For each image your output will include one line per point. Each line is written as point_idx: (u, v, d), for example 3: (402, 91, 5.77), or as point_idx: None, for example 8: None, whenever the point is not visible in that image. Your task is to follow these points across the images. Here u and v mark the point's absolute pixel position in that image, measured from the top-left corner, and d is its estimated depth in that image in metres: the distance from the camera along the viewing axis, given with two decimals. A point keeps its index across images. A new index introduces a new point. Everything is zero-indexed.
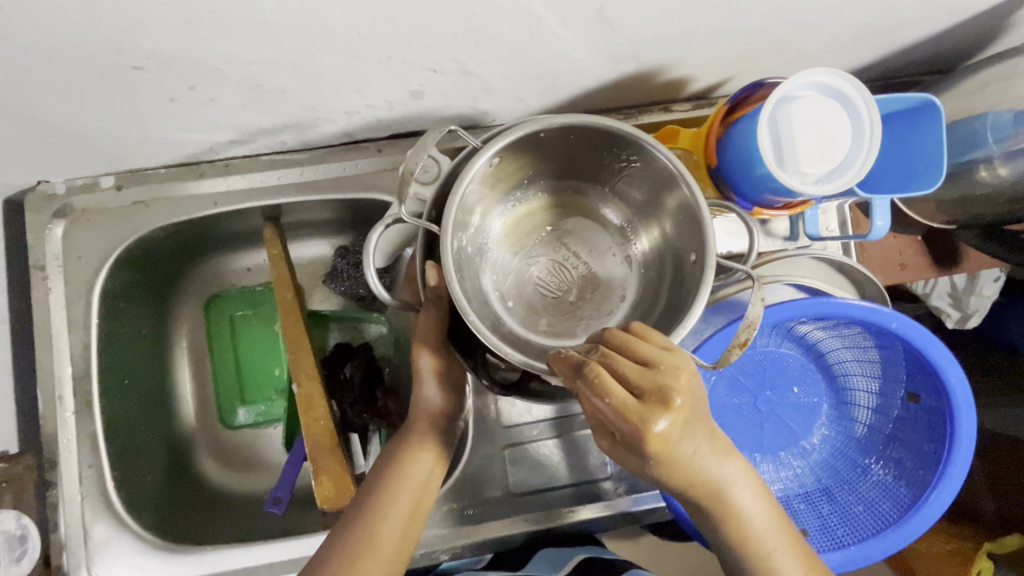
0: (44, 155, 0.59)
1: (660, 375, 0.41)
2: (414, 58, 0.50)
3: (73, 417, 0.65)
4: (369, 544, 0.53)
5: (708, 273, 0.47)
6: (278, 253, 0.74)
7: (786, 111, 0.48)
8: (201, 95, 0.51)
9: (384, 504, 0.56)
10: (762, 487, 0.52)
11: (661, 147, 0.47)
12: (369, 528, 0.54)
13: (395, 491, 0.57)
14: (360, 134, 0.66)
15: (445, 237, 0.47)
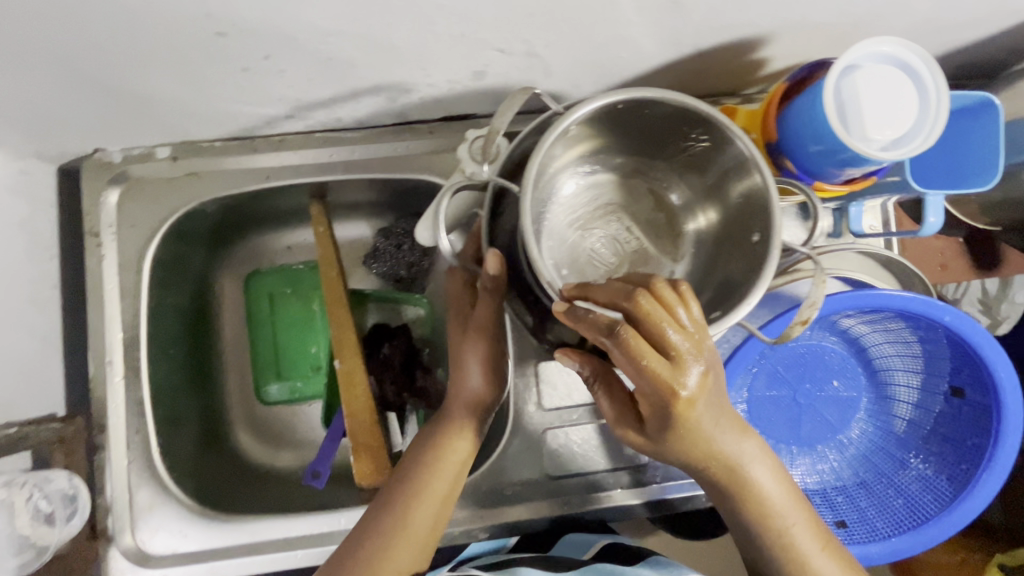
0: (108, 121, 0.60)
1: (694, 340, 0.40)
2: (485, 36, 0.51)
3: (122, 383, 0.66)
4: (404, 519, 0.56)
5: (773, 252, 0.47)
6: (324, 231, 0.75)
7: (851, 78, 0.48)
8: (273, 66, 0.52)
9: (416, 484, 0.58)
10: (776, 462, 0.53)
11: (737, 129, 0.48)
12: (404, 504, 0.57)
13: (428, 471, 0.59)
14: (414, 115, 0.67)
15: (524, 195, 0.48)
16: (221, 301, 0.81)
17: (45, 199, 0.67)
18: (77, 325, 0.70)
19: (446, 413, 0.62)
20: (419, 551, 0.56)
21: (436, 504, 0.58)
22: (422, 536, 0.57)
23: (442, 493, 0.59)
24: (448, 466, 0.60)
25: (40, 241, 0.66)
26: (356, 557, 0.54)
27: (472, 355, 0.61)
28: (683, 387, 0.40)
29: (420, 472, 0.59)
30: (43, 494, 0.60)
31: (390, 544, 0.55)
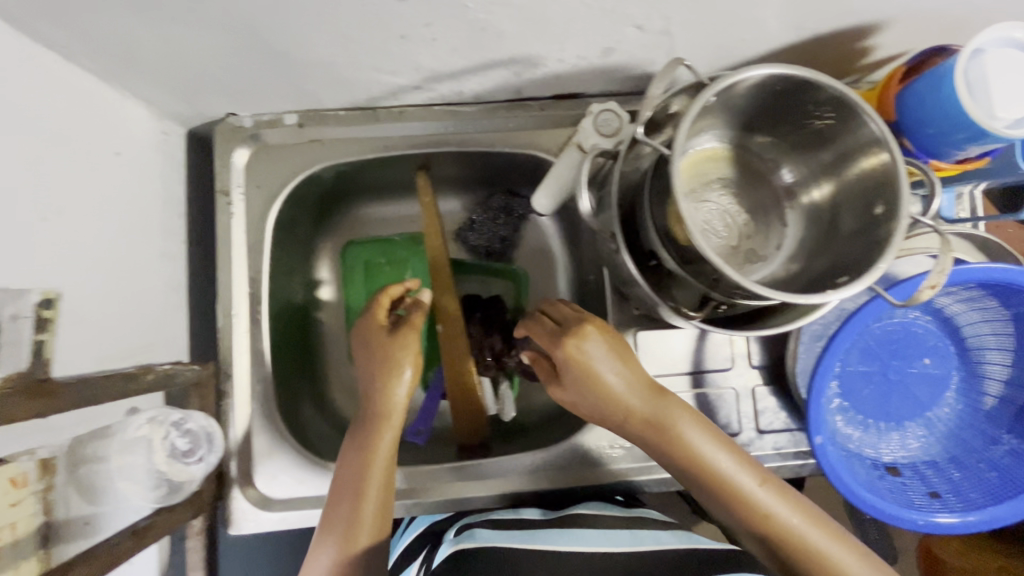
0: (254, 85, 0.64)
1: (568, 320, 0.59)
2: (631, 11, 0.54)
3: (246, 335, 0.70)
4: (354, 504, 0.61)
5: (899, 224, 0.49)
6: (429, 202, 0.78)
7: (979, 60, 0.52)
8: (429, 34, 0.55)
9: (353, 475, 0.62)
10: (711, 430, 0.58)
11: (869, 108, 0.50)
12: (355, 492, 0.61)
13: (364, 460, 0.63)
14: (530, 91, 0.70)
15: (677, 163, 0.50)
16: (320, 267, 0.85)
17: (179, 158, 0.71)
18: (201, 280, 0.74)
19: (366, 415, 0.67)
20: (374, 533, 0.61)
21: (377, 491, 0.62)
22: (375, 519, 0.61)
23: (381, 481, 0.63)
24: (382, 454, 0.64)
25: (175, 198, 0.70)
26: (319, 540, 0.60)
27: (382, 375, 0.67)
28: (608, 364, 0.56)
29: (360, 461, 0.63)
30: (179, 432, 0.62)
31: (347, 529, 0.59)
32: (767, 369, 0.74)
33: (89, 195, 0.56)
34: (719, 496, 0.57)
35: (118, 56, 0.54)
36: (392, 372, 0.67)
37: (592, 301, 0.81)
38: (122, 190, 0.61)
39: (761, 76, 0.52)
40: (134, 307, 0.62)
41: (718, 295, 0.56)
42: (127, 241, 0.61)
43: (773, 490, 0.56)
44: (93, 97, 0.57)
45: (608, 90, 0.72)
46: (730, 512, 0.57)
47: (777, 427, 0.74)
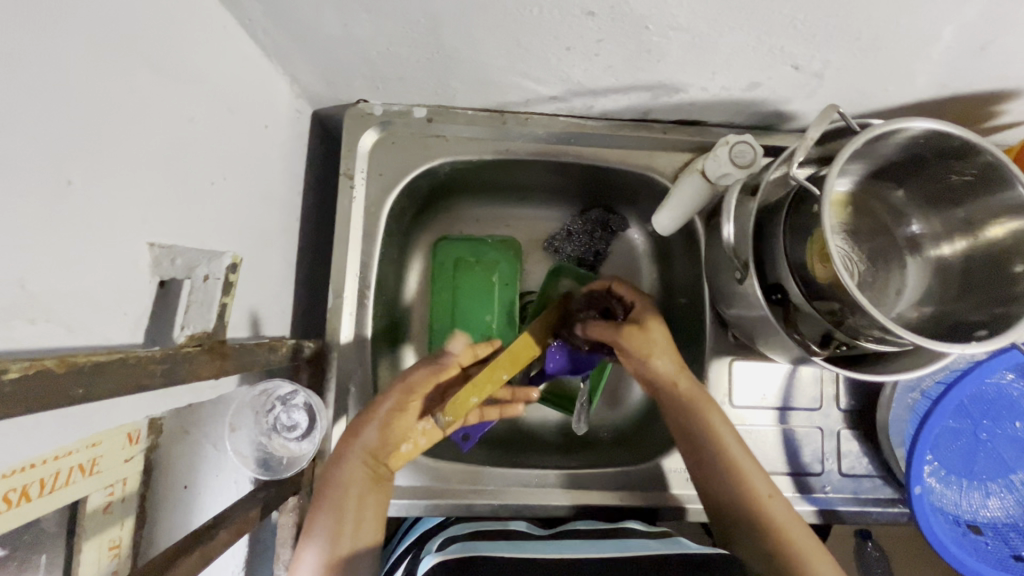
0: (400, 77, 0.65)
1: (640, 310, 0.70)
2: (796, 52, 0.56)
3: (352, 316, 0.71)
4: (337, 500, 0.59)
5: None
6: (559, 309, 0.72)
7: None
8: (596, 49, 0.57)
9: (335, 468, 0.60)
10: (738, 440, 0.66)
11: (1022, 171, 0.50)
12: (336, 496, 0.59)
13: (346, 453, 0.61)
14: (658, 113, 0.72)
15: (826, 207, 0.51)
16: (413, 258, 0.86)
17: (307, 138, 0.72)
18: (308, 258, 0.74)
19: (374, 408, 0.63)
20: (363, 536, 0.58)
21: (358, 485, 0.60)
22: (360, 516, 0.59)
23: (359, 478, 0.60)
24: (362, 451, 0.61)
25: (300, 177, 0.71)
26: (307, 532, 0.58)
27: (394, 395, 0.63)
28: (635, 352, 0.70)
29: (339, 455, 0.61)
30: (285, 408, 0.63)
31: (332, 526, 0.57)
32: (853, 413, 0.75)
33: (244, 163, 0.57)
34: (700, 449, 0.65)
35: (293, 34, 0.56)
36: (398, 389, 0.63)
37: (679, 325, 0.82)
38: (266, 162, 0.62)
39: (915, 129, 0.52)
40: (263, 278, 0.62)
41: (846, 334, 0.57)
42: (265, 212, 0.62)
43: (767, 485, 0.63)
44: (258, 71, 0.58)
45: (729, 122, 0.73)
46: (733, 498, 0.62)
47: (858, 471, 0.74)
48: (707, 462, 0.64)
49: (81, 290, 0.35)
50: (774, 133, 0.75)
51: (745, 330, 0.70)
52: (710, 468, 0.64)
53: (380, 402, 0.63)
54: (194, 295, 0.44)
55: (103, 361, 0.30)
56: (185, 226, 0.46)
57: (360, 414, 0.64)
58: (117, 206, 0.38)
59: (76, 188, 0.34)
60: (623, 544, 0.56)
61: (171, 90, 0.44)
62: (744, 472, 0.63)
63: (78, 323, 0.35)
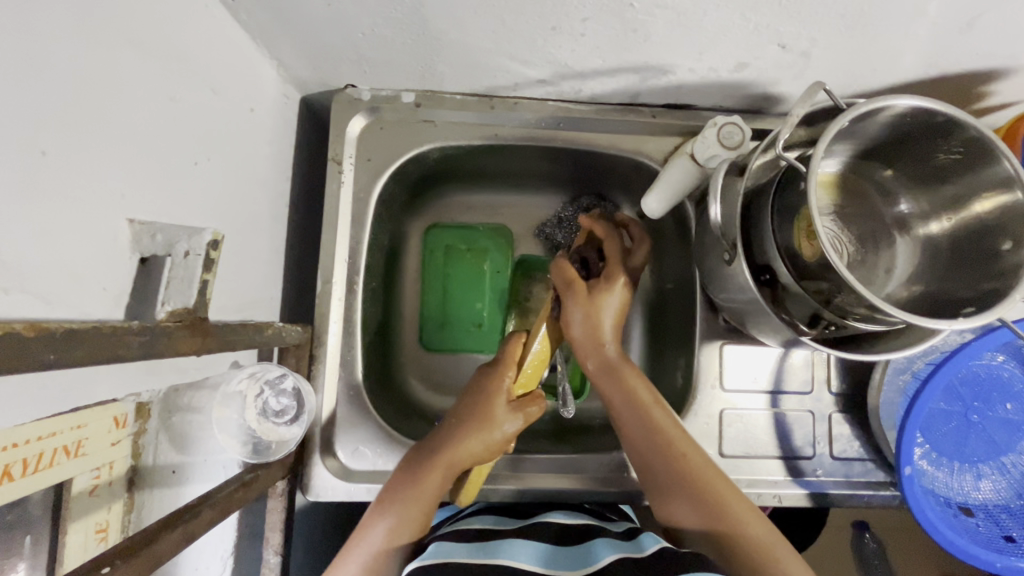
0: (387, 60, 0.65)
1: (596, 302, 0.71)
2: (782, 31, 0.55)
3: (341, 302, 0.70)
4: (414, 496, 0.61)
5: None
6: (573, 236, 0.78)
7: None
8: (581, 29, 0.56)
9: (419, 475, 0.62)
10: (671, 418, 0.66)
11: (1008, 147, 0.50)
12: (407, 501, 0.60)
13: (434, 463, 0.63)
14: (647, 96, 0.72)
15: (812, 186, 0.51)
16: (403, 246, 0.86)
17: (295, 124, 0.72)
18: (298, 245, 0.74)
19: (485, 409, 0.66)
20: (411, 540, 0.59)
21: (430, 500, 0.61)
22: (419, 522, 0.60)
23: (434, 491, 0.62)
24: (449, 469, 0.63)
25: (289, 163, 0.71)
26: (374, 510, 0.60)
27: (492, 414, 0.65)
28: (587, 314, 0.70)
29: (425, 465, 0.63)
30: (272, 391, 0.63)
31: (395, 523, 0.59)
32: (845, 397, 0.75)
33: (229, 146, 0.56)
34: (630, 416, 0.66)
35: (278, 15, 0.55)
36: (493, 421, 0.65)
37: (670, 310, 0.82)
38: (252, 145, 0.61)
39: (901, 107, 0.52)
40: (250, 262, 0.62)
41: (833, 313, 0.57)
42: (252, 197, 0.62)
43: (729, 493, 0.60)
44: (242, 53, 0.58)
45: (719, 105, 0.73)
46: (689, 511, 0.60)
47: (850, 455, 0.74)
48: (662, 475, 0.62)
49: (57, 262, 0.35)
50: (764, 116, 0.75)
51: (733, 312, 0.71)
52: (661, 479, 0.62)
53: (476, 411, 0.66)
54: (177, 270, 0.43)
55: (75, 328, 0.29)
56: (167, 205, 0.46)
57: (450, 427, 0.66)
58: (93, 180, 0.38)
59: (51, 159, 0.34)
60: (595, 552, 0.56)
61: (151, 68, 0.44)
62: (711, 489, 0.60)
63: (55, 296, 0.35)
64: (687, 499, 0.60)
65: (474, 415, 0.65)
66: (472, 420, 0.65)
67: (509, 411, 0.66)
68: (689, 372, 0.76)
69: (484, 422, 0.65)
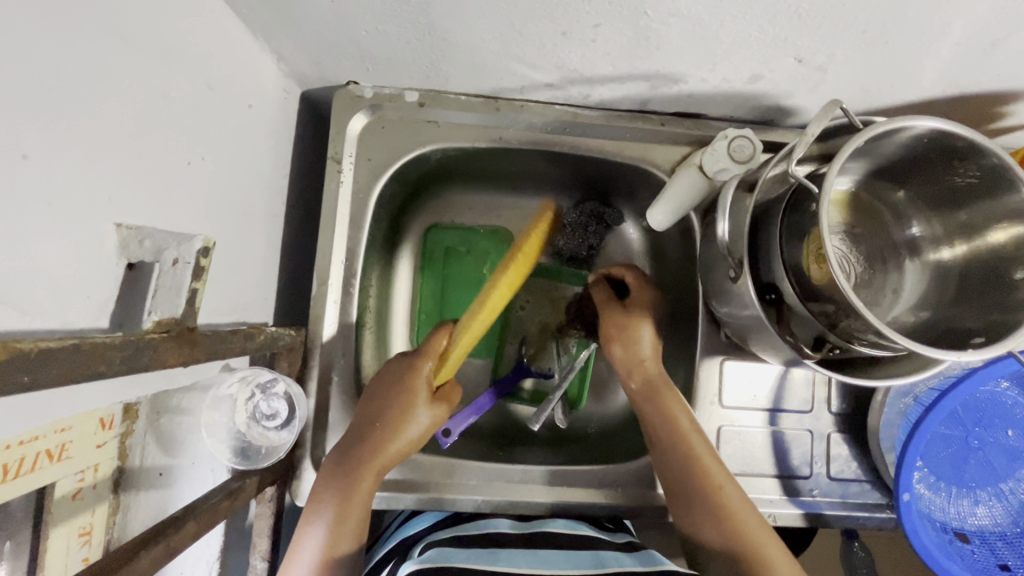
0: (390, 57, 0.63)
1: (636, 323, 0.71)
2: (800, 45, 0.54)
3: (336, 305, 0.69)
4: (348, 489, 0.59)
5: None
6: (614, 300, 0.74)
7: None
8: (593, 35, 0.55)
9: (351, 479, 0.60)
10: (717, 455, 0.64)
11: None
12: (342, 506, 0.59)
13: (364, 465, 0.61)
14: (657, 104, 0.70)
15: (824, 209, 0.50)
16: (402, 246, 0.84)
17: (294, 120, 0.70)
18: (294, 244, 0.73)
19: (400, 394, 0.65)
20: (354, 540, 0.58)
21: (366, 497, 0.60)
22: (359, 523, 0.59)
23: (369, 482, 0.61)
24: (380, 467, 0.62)
25: (286, 160, 0.69)
26: (310, 517, 0.58)
27: (410, 400, 0.65)
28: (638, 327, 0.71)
29: (355, 466, 0.61)
30: (263, 396, 0.61)
31: (333, 530, 0.57)
32: (844, 417, 0.74)
33: (225, 144, 0.55)
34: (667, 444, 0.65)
35: (278, 10, 0.53)
36: (413, 408, 0.65)
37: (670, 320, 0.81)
38: (249, 142, 0.60)
39: (920, 129, 0.50)
40: (245, 262, 0.60)
41: (840, 338, 0.56)
42: (247, 195, 0.60)
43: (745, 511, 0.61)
44: (240, 47, 0.56)
45: (730, 115, 0.71)
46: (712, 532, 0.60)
47: (847, 475, 0.73)
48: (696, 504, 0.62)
49: (37, 269, 0.33)
50: (775, 128, 0.73)
51: (735, 328, 0.70)
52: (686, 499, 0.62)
53: (389, 397, 0.65)
54: (163, 279, 0.40)
55: (52, 347, 0.28)
56: (156, 205, 0.44)
57: (366, 415, 0.64)
58: (78, 183, 0.36)
59: (32, 163, 0.32)
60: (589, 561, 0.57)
61: (143, 64, 0.42)
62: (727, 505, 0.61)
63: (35, 306, 0.33)
64: (708, 523, 0.60)
65: (392, 401, 0.64)
66: (392, 413, 0.64)
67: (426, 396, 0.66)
68: (688, 387, 0.75)
69: (405, 415, 0.64)
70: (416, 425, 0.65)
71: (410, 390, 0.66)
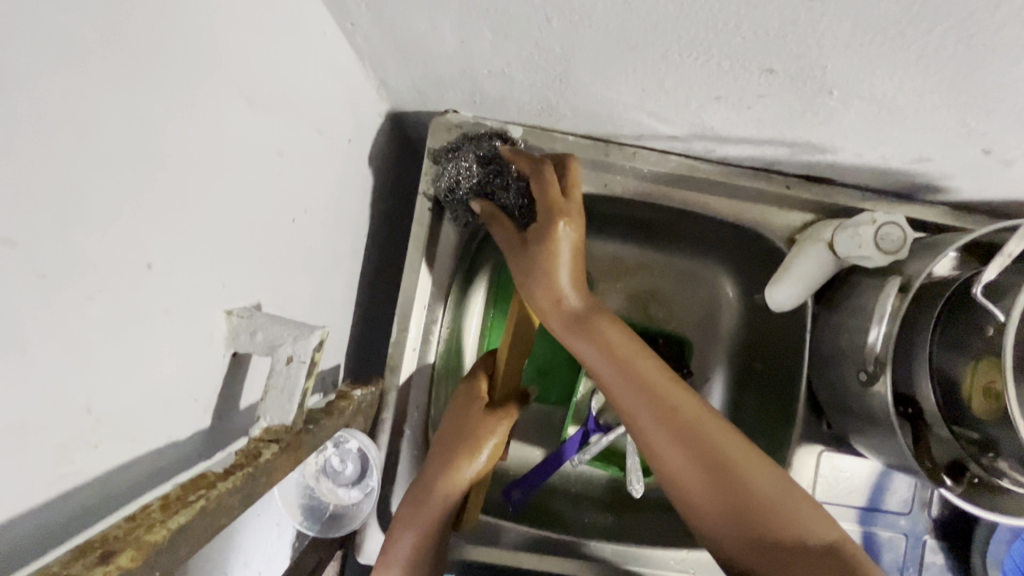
0: (503, 95, 0.56)
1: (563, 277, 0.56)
2: (998, 138, 0.46)
3: (412, 351, 0.64)
4: (421, 527, 0.58)
5: None
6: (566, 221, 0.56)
7: None
8: (752, 103, 0.47)
9: (420, 514, 0.58)
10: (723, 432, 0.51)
11: None
12: (415, 541, 0.57)
13: (433, 499, 0.58)
14: (786, 167, 0.62)
15: (1009, 342, 0.43)
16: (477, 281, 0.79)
17: (383, 147, 0.64)
18: (371, 280, 0.68)
19: (466, 425, 0.61)
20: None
21: (438, 536, 0.58)
22: (433, 560, 0.58)
23: (441, 524, 0.58)
24: (449, 499, 0.59)
25: (372, 191, 0.63)
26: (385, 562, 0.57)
27: (479, 429, 0.61)
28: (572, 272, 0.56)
29: (426, 505, 0.58)
30: (336, 451, 0.57)
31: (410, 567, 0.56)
32: (943, 523, 0.68)
33: (324, 190, 0.49)
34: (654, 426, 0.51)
35: (397, 44, 0.47)
36: (478, 447, 0.60)
37: (756, 392, 0.75)
38: (345, 181, 0.54)
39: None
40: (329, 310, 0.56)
41: (983, 468, 0.50)
42: (338, 238, 0.55)
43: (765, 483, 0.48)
44: (347, 78, 0.50)
45: (864, 185, 0.64)
46: (723, 520, 0.48)
47: None
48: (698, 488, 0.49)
49: (153, 389, 0.29)
50: (912, 203, 0.65)
51: (842, 424, 0.64)
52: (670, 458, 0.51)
53: (455, 428, 0.62)
54: (274, 380, 0.35)
55: (181, 524, 0.24)
56: (263, 278, 0.39)
57: (437, 451, 0.61)
58: (198, 277, 0.31)
59: (156, 272, 0.27)
60: None
61: (263, 122, 0.36)
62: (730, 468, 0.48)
63: (147, 430, 0.29)
64: (723, 507, 0.48)
65: (457, 438, 0.61)
66: (456, 444, 0.61)
67: (490, 422, 0.61)
68: None
69: (471, 444, 0.60)
70: (480, 455, 0.60)
71: (472, 413, 0.62)
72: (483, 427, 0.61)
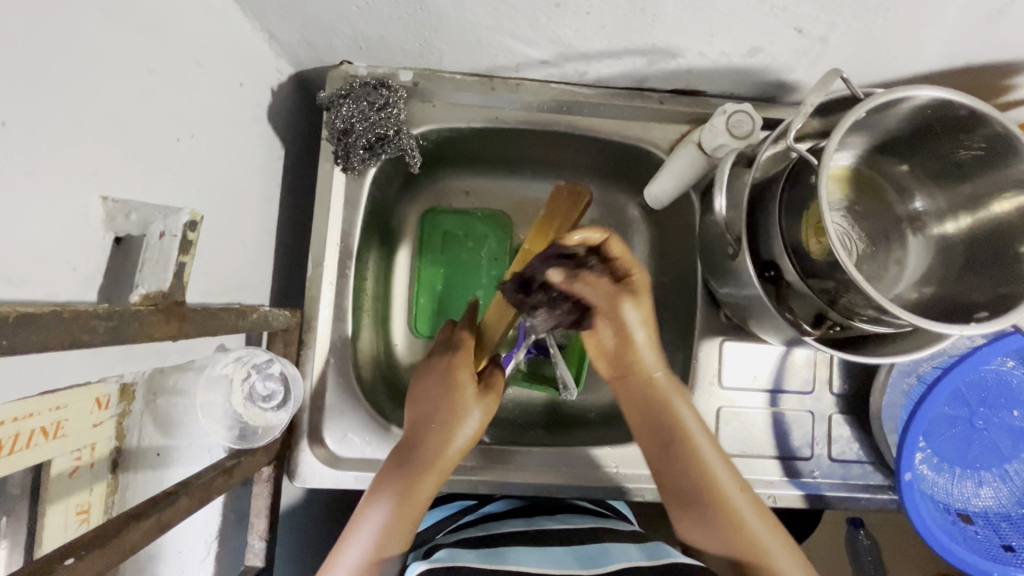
0: (382, 35, 0.62)
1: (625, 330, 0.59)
2: (801, 13, 0.52)
3: (331, 285, 0.69)
4: (412, 488, 0.57)
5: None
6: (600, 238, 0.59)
7: None
8: (586, 7, 0.53)
9: (409, 480, 0.57)
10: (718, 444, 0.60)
11: None
12: (399, 510, 0.56)
13: (423, 466, 0.58)
14: (654, 81, 0.69)
15: (822, 187, 0.48)
16: (402, 230, 0.84)
17: (287, 102, 0.70)
18: (288, 228, 0.73)
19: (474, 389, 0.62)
20: (403, 540, 0.56)
21: (422, 503, 0.58)
22: (410, 526, 0.57)
23: (429, 487, 0.58)
24: (443, 465, 0.59)
25: (280, 143, 0.69)
26: (365, 510, 0.56)
27: (483, 395, 0.62)
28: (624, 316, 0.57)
29: (419, 462, 0.58)
30: (258, 377, 0.61)
31: (387, 526, 0.55)
32: (847, 398, 0.73)
33: (215, 125, 0.54)
34: (686, 459, 0.58)
35: None
36: (479, 410, 0.61)
37: (669, 302, 0.80)
38: (241, 123, 0.59)
39: (921, 98, 0.49)
40: (240, 243, 0.60)
41: (841, 318, 0.55)
42: (240, 176, 0.60)
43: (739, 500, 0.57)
44: (231, 25, 0.56)
45: (729, 92, 0.70)
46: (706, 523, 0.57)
47: (848, 456, 0.72)
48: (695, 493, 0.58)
49: (21, 242, 0.33)
50: (776, 105, 0.71)
51: (733, 309, 0.69)
52: (682, 472, 0.58)
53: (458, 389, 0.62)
54: (149, 253, 0.41)
55: (31, 313, 0.28)
56: (144, 180, 0.44)
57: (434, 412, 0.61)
58: (65, 157, 0.36)
59: (13, 133, 0.32)
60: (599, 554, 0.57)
61: (129, 37, 0.41)
62: (724, 493, 0.57)
63: (19, 276, 0.33)
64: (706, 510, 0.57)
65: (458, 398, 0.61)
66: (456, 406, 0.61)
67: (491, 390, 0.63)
68: (687, 368, 0.74)
69: (473, 407, 0.61)
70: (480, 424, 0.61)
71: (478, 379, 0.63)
72: (487, 394, 0.62)
